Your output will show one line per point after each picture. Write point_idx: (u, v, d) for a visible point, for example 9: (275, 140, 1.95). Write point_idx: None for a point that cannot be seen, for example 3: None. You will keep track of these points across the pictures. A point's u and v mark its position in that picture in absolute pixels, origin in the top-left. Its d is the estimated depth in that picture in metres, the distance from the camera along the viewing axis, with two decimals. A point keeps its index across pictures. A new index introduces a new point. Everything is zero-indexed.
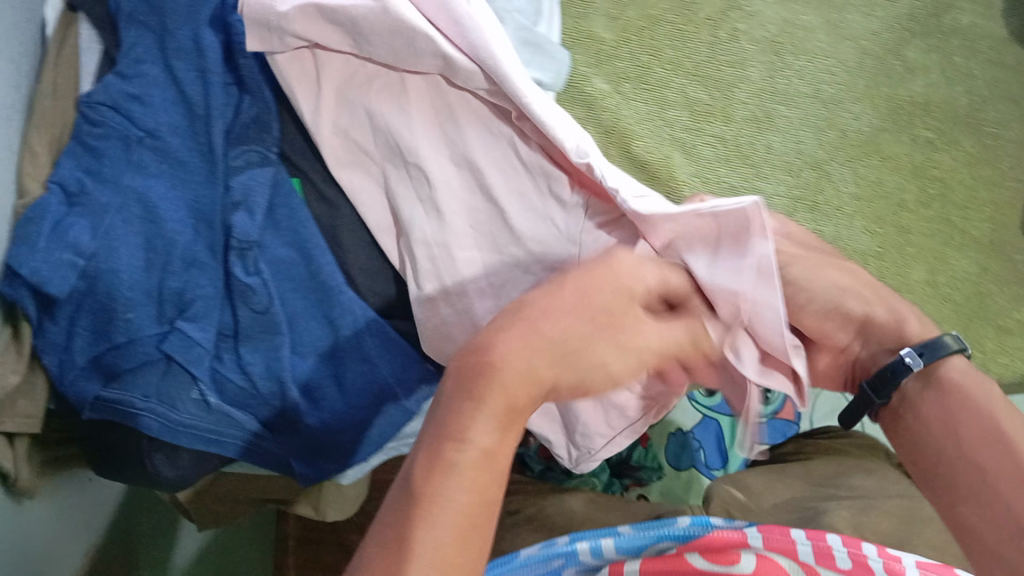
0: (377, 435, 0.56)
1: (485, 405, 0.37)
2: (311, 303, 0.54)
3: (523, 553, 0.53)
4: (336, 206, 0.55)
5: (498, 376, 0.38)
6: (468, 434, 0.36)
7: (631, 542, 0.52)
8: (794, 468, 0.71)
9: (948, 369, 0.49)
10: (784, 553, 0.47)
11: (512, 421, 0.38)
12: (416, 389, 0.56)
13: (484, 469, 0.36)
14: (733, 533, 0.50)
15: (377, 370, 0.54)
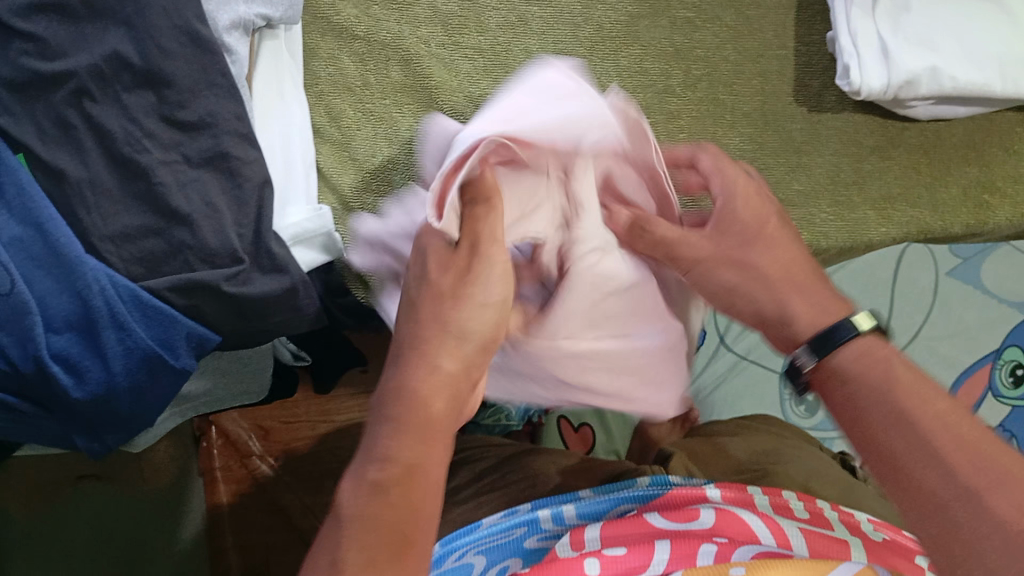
0: (155, 397, 0.56)
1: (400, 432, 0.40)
2: (58, 279, 0.52)
3: (483, 523, 0.59)
4: (63, 173, 0.53)
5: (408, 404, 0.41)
6: (379, 453, 0.39)
7: (588, 511, 0.57)
8: (697, 448, 0.80)
9: (850, 354, 0.46)
10: (744, 512, 0.54)
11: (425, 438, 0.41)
12: (181, 346, 0.55)
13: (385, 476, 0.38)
14: (693, 493, 0.58)
15: (137, 335, 0.53)
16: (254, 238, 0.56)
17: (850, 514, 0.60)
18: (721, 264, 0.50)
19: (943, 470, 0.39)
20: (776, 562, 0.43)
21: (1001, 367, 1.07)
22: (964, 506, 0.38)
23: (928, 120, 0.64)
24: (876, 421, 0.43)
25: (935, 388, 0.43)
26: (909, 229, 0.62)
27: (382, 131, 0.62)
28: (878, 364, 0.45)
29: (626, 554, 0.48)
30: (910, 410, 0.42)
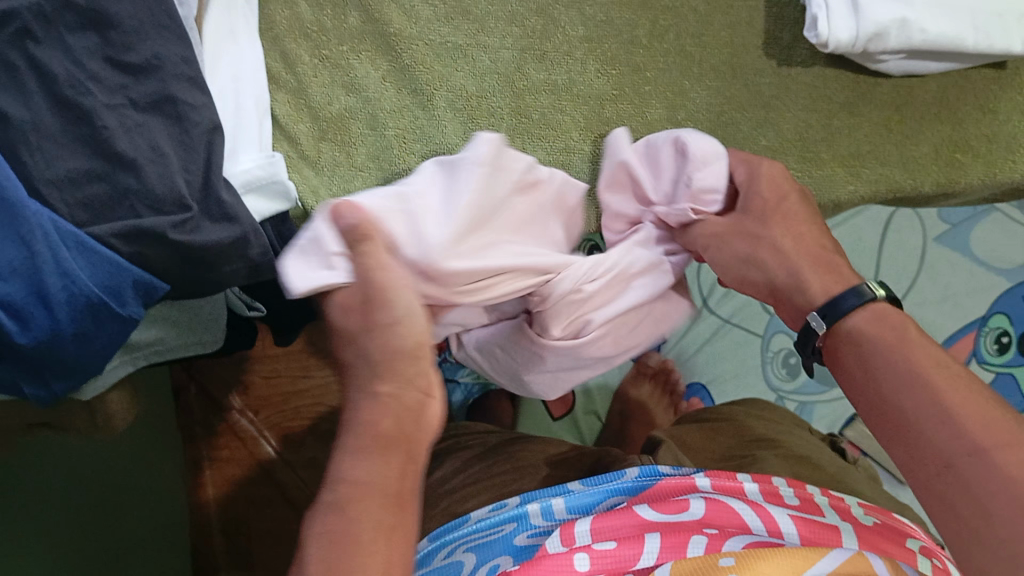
0: (101, 344, 0.55)
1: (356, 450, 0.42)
2: (2, 225, 0.50)
3: (473, 519, 0.60)
4: (5, 115, 0.51)
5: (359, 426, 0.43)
6: (341, 475, 0.42)
7: (579, 505, 0.57)
8: (689, 435, 0.80)
9: (855, 321, 0.49)
10: (735, 502, 0.54)
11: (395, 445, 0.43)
12: (128, 294, 0.54)
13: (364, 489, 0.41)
14: (683, 482, 0.57)
15: (82, 280, 0.52)
16: (203, 186, 0.55)
17: (840, 498, 0.59)
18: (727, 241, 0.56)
19: (948, 429, 0.42)
20: (760, 563, 0.44)
21: (987, 334, 1.07)
22: (971, 460, 0.40)
23: (901, 76, 0.61)
24: (883, 386, 0.46)
25: (925, 350, 0.46)
26: (879, 187, 0.61)
27: (338, 79, 0.61)
28: (893, 334, 0.47)
29: (619, 548, 0.49)
30: (928, 378, 0.44)
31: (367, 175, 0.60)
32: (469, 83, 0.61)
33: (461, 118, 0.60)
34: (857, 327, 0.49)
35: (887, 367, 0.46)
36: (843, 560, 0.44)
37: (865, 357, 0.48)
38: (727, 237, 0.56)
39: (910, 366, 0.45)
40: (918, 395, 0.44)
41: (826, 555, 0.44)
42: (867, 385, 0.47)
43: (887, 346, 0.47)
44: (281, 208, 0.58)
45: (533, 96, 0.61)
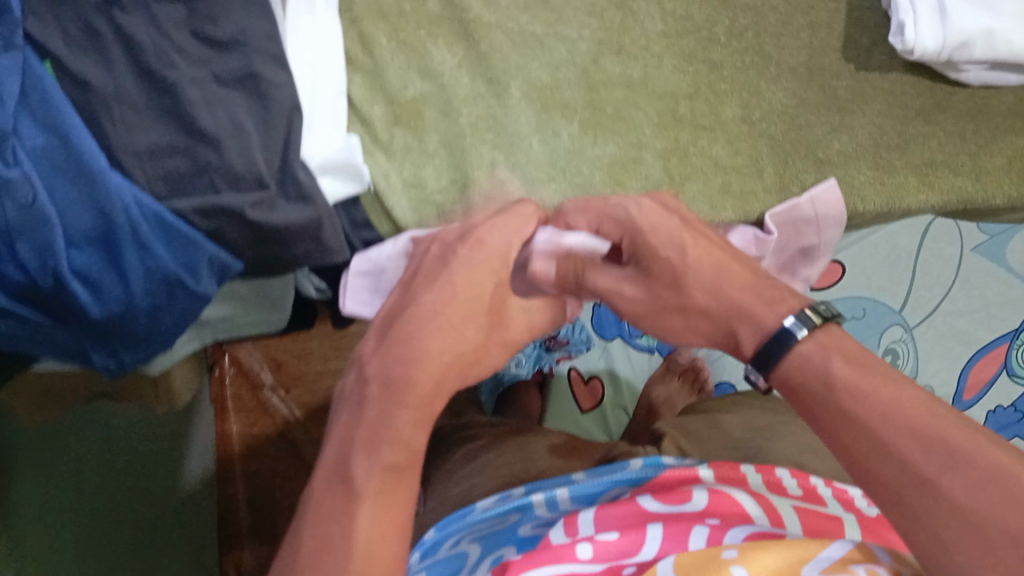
0: (172, 317, 0.56)
1: (397, 402, 0.47)
2: (82, 190, 0.50)
3: (477, 508, 0.59)
4: (89, 83, 0.51)
5: (404, 378, 0.48)
6: (387, 436, 0.46)
7: (583, 495, 0.58)
8: (694, 427, 0.79)
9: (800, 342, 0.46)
10: (736, 493, 0.55)
11: (426, 414, 0.48)
12: (203, 270, 0.55)
13: (399, 457, 0.46)
14: (687, 473, 0.59)
15: (159, 255, 0.52)
16: (281, 164, 0.55)
17: (843, 488, 0.61)
18: (662, 313, 0.52)
19: (893, 461, 0.40)
20: (764, 554, 0.42)
21: (1020, 347, 1.03)
22: (921, 490, 0.39)
23: (977, 86, 0.61)
24: (828, 398, 0.43)
25: (875, 373, 0.43)
26: (950, 197, 0.60)
27: (415, 64, 0.60)
28: (820, 355, 0.45)
29: (620, 538, 0.48)
30: (852, 404, 0.42)
31: (438, 161, 0.60)
32: (545, 74, 0.61)
33: (535, 108, 0.61)
34: (805, 350, 0.45)
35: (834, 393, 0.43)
36: (847, 551, 0.43)
37: (814, 374, 0.44)
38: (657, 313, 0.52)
39: (839, 376, 0.43)
40: (886, 412, 0.41)
41: (830, 546, 0.44)
42: (818, 411, 0.44)
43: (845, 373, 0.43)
44: (355, 191, 0.58)
45: (608, 88, 0.61)
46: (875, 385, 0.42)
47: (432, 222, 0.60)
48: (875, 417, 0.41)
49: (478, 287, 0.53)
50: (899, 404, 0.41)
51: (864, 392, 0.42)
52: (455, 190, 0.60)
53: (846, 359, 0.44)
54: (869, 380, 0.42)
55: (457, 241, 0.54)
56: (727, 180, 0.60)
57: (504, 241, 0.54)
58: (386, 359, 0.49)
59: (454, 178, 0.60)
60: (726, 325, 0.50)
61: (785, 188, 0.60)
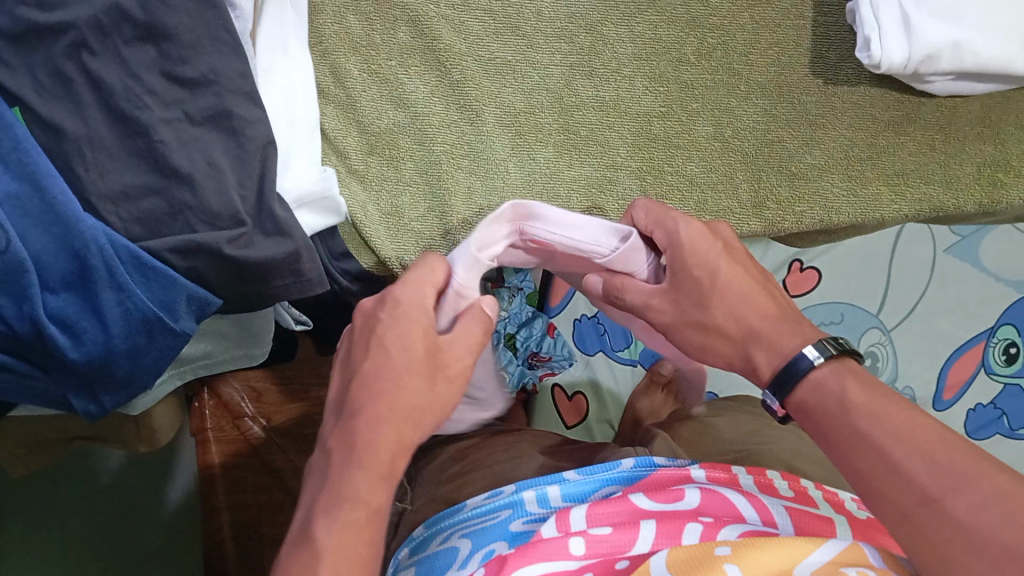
0: (153, 359, 0.55)
1: (359, 461, 0.41)
2: (56, 237, 0.50)
3: (467, 506, 0.54)
4: (61, 129, 0.51)
5: (369, 445, 0.41)
6: (347, 491, 0.40)
7: (576, 492, 0.52)
8: (685, 432, 0.77)
9: (822, 378, 0.44)
10: (729, 492, 0.51)
11: (389, 465, 0.42)
12: (181, 308, 0.54)
13: (360, 514, 0.40)
14: (679, 474, 0.54)
15: (138, 296, 0.52)
16: (257, 200, 0.55)
17: (834, 492, 0.56)
18: (681, 327, 0.51)
19: (899, 477, 0.38)
20: (757, 551, 0.39)
21: (996, 345, 1.06)
22: (924, 509, 0.37)
23: (944, 96, 0.62)
24: (844, 424, 0.41)
25: (890, 403, 0.41)
26: (922, 207, 0.61)
27: (388, 94, 0.61)
28: (838, 387, 0.43)
29: (614, 534, 0.45)
30: (867, 427, 0.40)
31: (415, 190, 0.60)
32: (518, 99, 0.61)
33: (509, 134, 0.61)
34: (823, 383, 0.43)
35: (840, 417, 0.42)
36: (840, 549, 0.40)
37: (828, 401, 0.43)
38: (676, 326, 0.51)
39: (852, 401, 0.42)
40: (899, 435, 0.39)
41: (821, 545, 0.40)
42: (830, 441, 0.42)
43: (861, 398, 0.42)
44: (332, 222, 0.58)
45: (581, 111, 0.61)
46: (886, 410, 0.40)
47: (410, 250, 0.60)
48: (884, 440, 0.39)
49: (411, 345, 0.44)
50: (907, 431, 0.39)
51: (873, 416, 0.40)
52: (433, 219, 0.60)
53: (884, 409, 0.41)
54: (881, 405, 0.41)
55: (378, 307, 0.46)
56: (703, 198, 0.61)
57: (419, 296, 0.46)
58: (353, 430, 0.42)
59: (431, 206, 0.60)
60: (744, 348, 0.48)
61: (759, 202, 0.61)
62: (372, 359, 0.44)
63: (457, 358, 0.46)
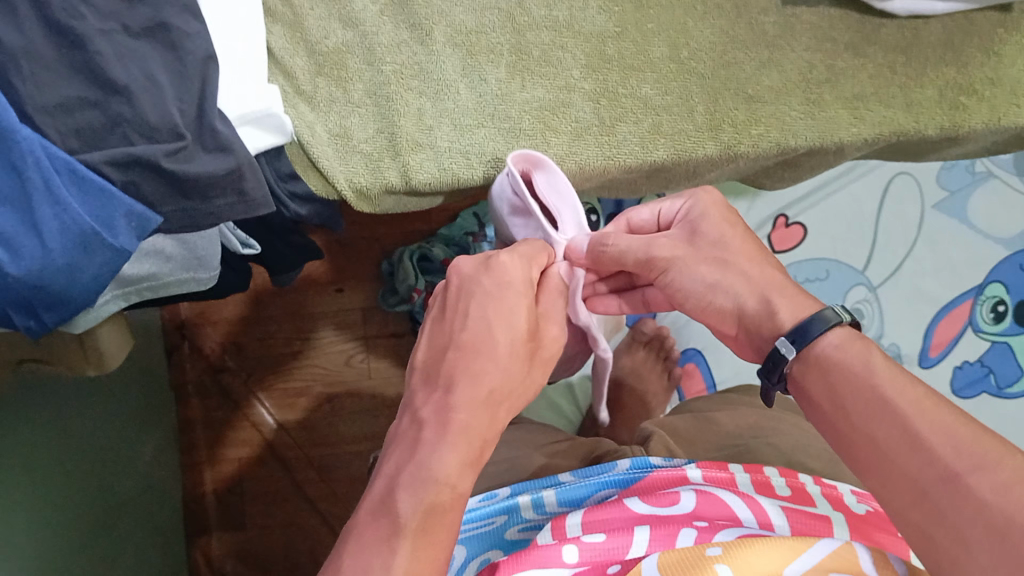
0: (90, 277, 0.54)
1: (449, 439, 0.39)
2: None
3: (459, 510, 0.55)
4: None
5: (460, 423, 0.40)
6: (438, 471, 0.38)
7: (570, 497, 0.53)
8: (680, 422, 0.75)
9: (828, 346, 0.43)
10: (724, 492, 0.49)
11: (477, 449, 0.40)
12: (120, 224, 0.53)
13: (444, 498, 0.37)
14: (674, 474, 0.53)
15: (74, 210, 0.51)
16: (196, 115, 0.54)
17: (834, 487, 0.53)
18: (695, 267, 0.50)
19: (913, 451, 0.37)
20: (750, 551, 0.38)
21: (983, 304, 0.99)
22: (943, 486, 0.35)
23: (906, 16, 0.61)
24: (864, 391, 0.40)
25: (906, 381, 0.39)
26: (883, 129, 0.60)
27: (336, 12, 0.60)
28: (858, 358, 0.42)
29: (606, 540, 0.43)
30: (888, 396, 0.39)
31: (364, 111, 0.59)
32: (469, 18, 0.60)
33: (460, 53, 0.60)
34: (841, 354, 0.42)
35: (857, 389, 0.40)
36: (829, 552, 0.37)
37: (846, 374, 0.41)
38: (692, 261, 0.50)
39: (873, 371, 0.40)
40: (924, 414, 0.38)
41: (815, 546, 0.38)
42: (840, 416, 0.41)
43: (874, 372, 0.40)
44: (277, 142, 0.58)
45: (534, 31, 0.60)
46: (901, 388, 0.39)
47: (361, 173, 0.59)
48: (901, 417, 0.38)
49: (514, 321, 0.44)
50: (925, 409, 0.38)
51: (891, 393, 0.39)
52: (382, 140, 0.59)
53: (899, 384, 0.39)
54: (901, 385, 0.39)
55: (478, 273, 0.45)
56: (658, 121, 0.60)
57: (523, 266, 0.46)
58: (446, 402, 0.41)
59: (381, 127, 0.59)
60: (761, 292, 0.47)
61: (715, 123, 0.60)
62: (471, 329, 0.43)
63: (548, 347, 0.46)
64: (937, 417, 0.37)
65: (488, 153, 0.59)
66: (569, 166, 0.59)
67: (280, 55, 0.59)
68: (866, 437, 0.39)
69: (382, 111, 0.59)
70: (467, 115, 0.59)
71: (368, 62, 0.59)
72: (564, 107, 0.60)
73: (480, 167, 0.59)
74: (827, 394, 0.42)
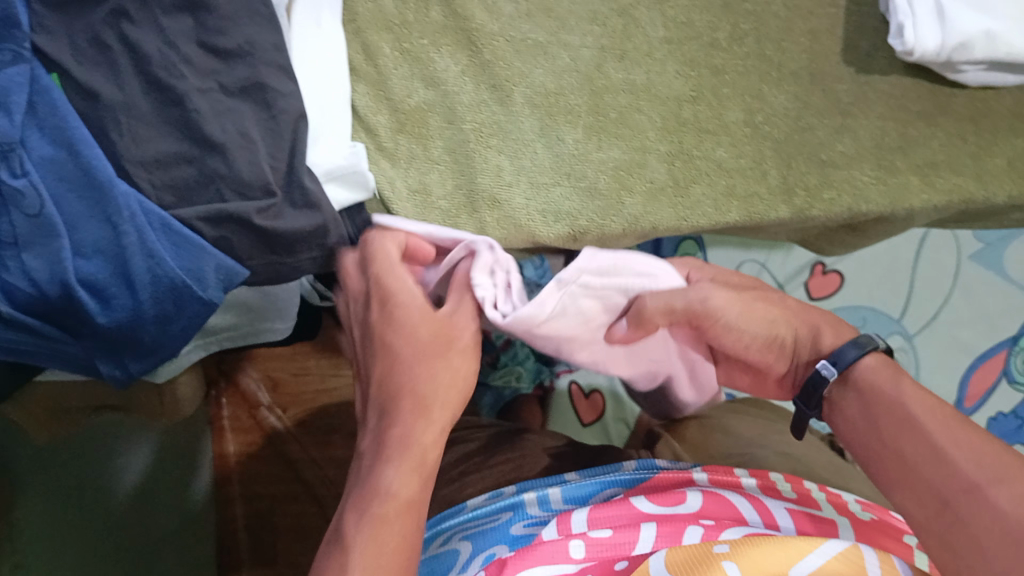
0: (181, 326, 0.55)
1: (390, 465, 0.47)
2: (88, 204, 0.50)
3: (469, 507, 0.55)
4: (97, 95, 0.51)
5: (405, 441, 0.48)
6: (383, 488, 0.46)
7: (576, 494, 0.52)
8: (688, 434, 0.73)
9: (863, 369, 0.48)
10: (731, 495, 0.50)
11: (420, 460, 0.48)
12: (210, 277, 0.54)
13: (388, 511, 0.45)
14: (681, 477, 0.54)
15: (166, 263, 0.52)
16: (287, 172, 0.55)
17: (836, 493, 0.55)
18: (751, 304, 0.52)
19: (944, 468, 0.42)
20: (757, 549, 0.39)
21: (1019, 354, 0.98)
22: (968, 497, 0.40)
23: (977, 87, 0.63)
24: (894, 411, 0.46)
25: (944, 411, 0.45)
26: (952, 197, 0.61)
27: (419, 72, 0.61)
28: (889, 383, 0.47)
29: (613, 536, 0.44)
30: (919, 417, 0.45)
31: (443, 168, 0.60)
32: (549, 79, 0.62)
33: (539, 114, 0.61)
34: (871, 379, 0.48)
35: (887, 411, 0.46)
36: (836, 556, 0.39)
37: (881, 398, 0.47)
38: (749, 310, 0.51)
39: (902, 399, 0.46)
40: (947, 433, 0.43)
41: (819, 548, 0.39)
42: (869, 436, 0.47)
43: (902, 397, 0.46)
44: (360, 198, 0.59)
45: (611, 94, 0.62)
46: (930, 417, 0.44)
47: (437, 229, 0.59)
48: (927, 436, 0.43)
49: (419, 330, 0.52)
50: (949, 432, 0.43)
51: (915, 419, 0.45)
52: (460, 197, 0.60)
53: (928, 409, 0.45)
54: (930, 412, 0.45)
55: (378, 303, 0.54)
56: (731, 183, 0.61)
57: (426, 321, 0.47)
58: (390, 435, 0.49)
59: (459, 183, 0.60)
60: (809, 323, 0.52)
61: (790, 183, 0.61)
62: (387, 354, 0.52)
63: (464, 332, 0.53)
64: (956, 437, 0.43)
65: (563, 212, 0.60)
66: (644, 226, 0.60)
67: (366, 112, 0.60)
68: (884, 452, 0.45)
69: (463, 168, 0.60)
70: (542, 176, 0.60)
71: (448, 122, 0.61)
72: (639, 168, 0.61)
73: (556, 225, 0.60)
74: (860, 410, 0.47)
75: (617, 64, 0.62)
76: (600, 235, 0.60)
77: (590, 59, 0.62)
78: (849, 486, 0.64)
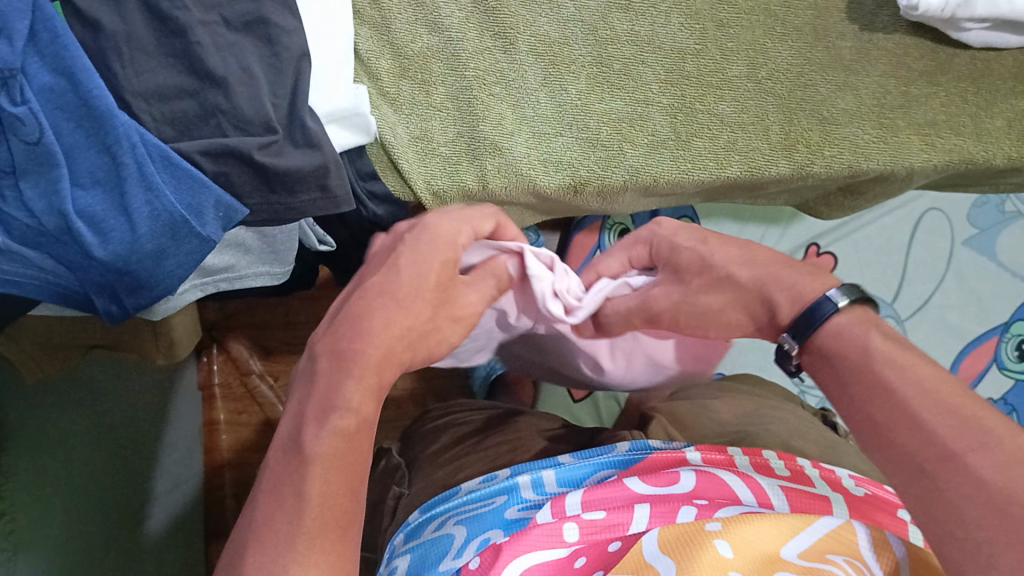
0: (176, 263, 0.55)
1: (347, 372, 0.39)
2: (87, 133, 0.50)
3: (462, 491, 0.53)
4: (99, 24, 0.50)
5: (363, 355, 0.39)
6: (341, 401, 0.37)
7: (570, 478, 0.50)
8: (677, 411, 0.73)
9: (824, 332, 0.41)
10: (723, 473, 0.49)
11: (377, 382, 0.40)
12: (209, 214, 0.54)
13: (349, 424, 0.37)
14: (673, 456, 0.52)
15: (165, 196, 0.51)
16: (288, 111, 0.55)
17: (830, 469, 0.54)
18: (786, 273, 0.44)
19: (919, 437, 0.35)
20: (750, 527, 0.40)
21: (1010, 340, 0.96)
22: (942, 466, 0.34)
23: (979, 48, 0.63)
24: (864, 372, 0.39)
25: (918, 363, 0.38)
26: (952, 157, 0.62)
27: (423, 18, 0.60)
28: (855, 341, 0.40)
29: (609, 517, 0.43)
30: (888, 380, 0.37)
31: (445, 115, 0.60)
32: (553, 28, 0.61)
33: (542, 65, 0.61)
34: (840, 332, 0.41)
35: (849, 376, 0.39)
36: (826, 533, 0.40)
37: (850, 352, 0.40)
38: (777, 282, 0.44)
39: (871, 355, 0.39)
40: (922, 396, 0.36)
41: (810, 526, 0.40)
42: (840, 401, 0.40)
43: (870, 355, 0.39)
44: (361, 141, 0.58)
45: (615, 45, 0.62)
46: (901, 376, 0.37)
47: (438, 175, 0.59)
48: (889, 406, 0.37)
49: (423, 274, 0.44)
50: (924, 394, 0.36)
51: (883, 379, 0.38)
52: (461, 144, 0.60)
53: (900, 367, 0.38)
54: (902, 373, 0.38)
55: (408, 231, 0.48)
56: (733, 138, 0.61)
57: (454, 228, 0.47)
58: (345, 341, 0.40)
59: (461, 131, 0.60)
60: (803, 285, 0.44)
61: (791, 139, 0.61)
62: (381, 275, 0.44)
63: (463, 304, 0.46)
64: (923, 402, 0.36)
65: (564, 161, 0.60)
66: (643, 179, 0.60)
67: (369, 55, 0.60)
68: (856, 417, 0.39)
69: (464, 116, 0.60)
70: (545, 127, 0.61)
71: (451, 68, 0.60)
72: (640, 121, 0.61)
73: (557, 172, 0.60)
74: (827, 371, 0.41)
75: (622, 16, 0.62)
76: (601, 186, 0.61)
77: (594, 9, 0.62)
78: (844, 458, 0.64)
